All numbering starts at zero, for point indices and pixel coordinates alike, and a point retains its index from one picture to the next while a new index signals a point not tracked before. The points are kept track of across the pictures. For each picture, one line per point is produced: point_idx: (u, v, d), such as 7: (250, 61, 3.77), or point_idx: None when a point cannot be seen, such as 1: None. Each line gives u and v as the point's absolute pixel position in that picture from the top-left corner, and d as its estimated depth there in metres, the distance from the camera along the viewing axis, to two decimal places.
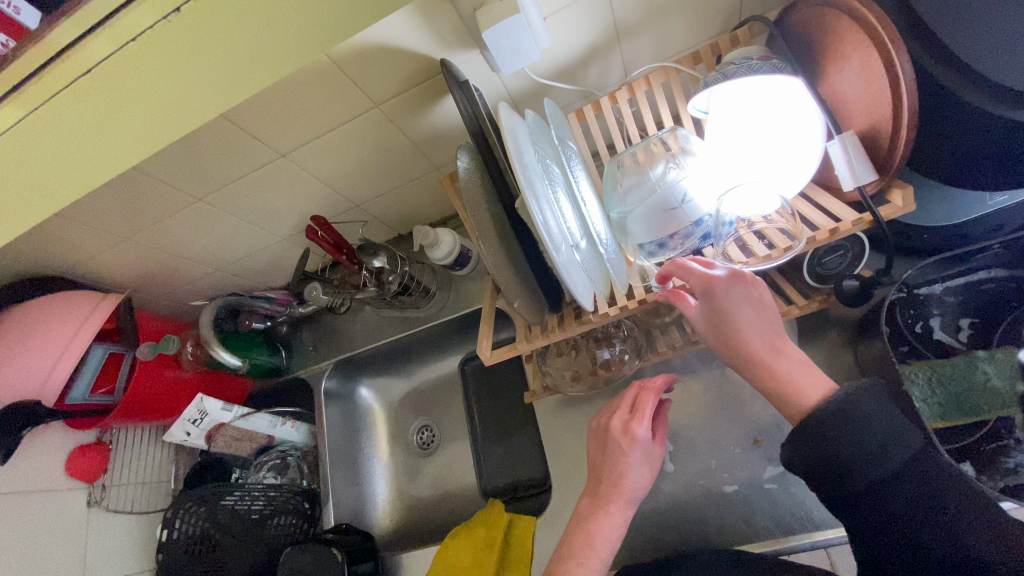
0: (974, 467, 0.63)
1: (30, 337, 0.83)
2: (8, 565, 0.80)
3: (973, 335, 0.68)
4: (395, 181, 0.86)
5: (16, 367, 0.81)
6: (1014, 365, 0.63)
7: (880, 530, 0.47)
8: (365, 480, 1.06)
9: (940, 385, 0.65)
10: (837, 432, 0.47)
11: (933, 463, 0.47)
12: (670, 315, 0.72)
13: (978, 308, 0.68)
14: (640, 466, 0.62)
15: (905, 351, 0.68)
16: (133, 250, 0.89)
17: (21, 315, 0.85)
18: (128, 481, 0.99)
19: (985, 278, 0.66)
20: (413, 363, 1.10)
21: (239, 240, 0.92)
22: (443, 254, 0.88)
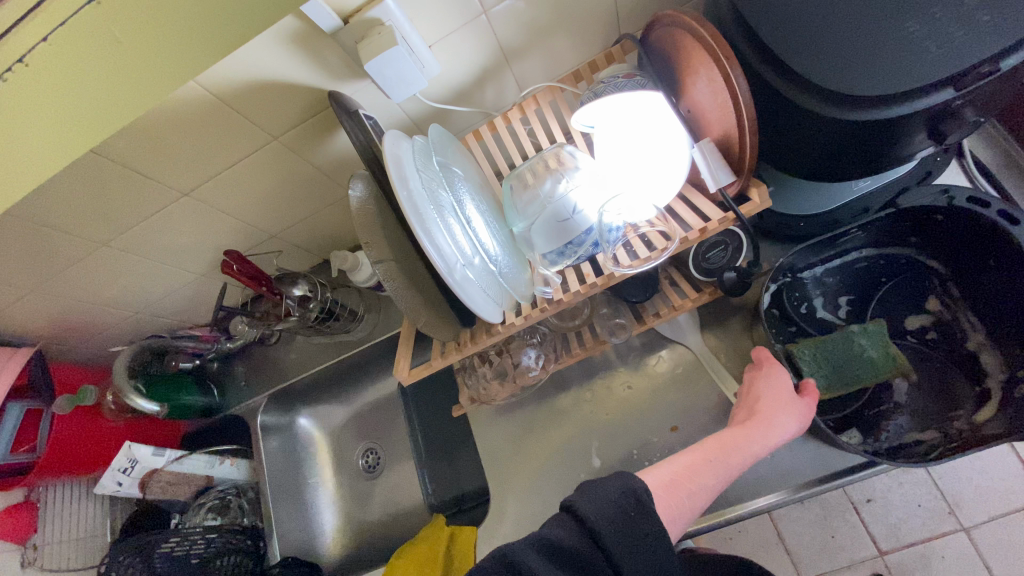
0: (861, 432, 0.69)
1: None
2: None
3: (851, 310, 0.76)
4: (309, 208, 0.86)
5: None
6: (882, 334, 0.70)
7: None
8: (311, 511, 1.05)
9: (826, 359, 0.70)
10: None
11: None
12: (579, 317, 0.76)
13: (854, 285, 0.76)
14: (791, 407, 0.64)
15: (790, 331, 0.74)
16: (41, 301, 0.87)
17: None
18: (59, 540, 0.95)
19: (856, 258, 0.76)
20: (353, 387, 1.10)
21: (155, 280, 0.91)
22: (365, 276, 0.89)
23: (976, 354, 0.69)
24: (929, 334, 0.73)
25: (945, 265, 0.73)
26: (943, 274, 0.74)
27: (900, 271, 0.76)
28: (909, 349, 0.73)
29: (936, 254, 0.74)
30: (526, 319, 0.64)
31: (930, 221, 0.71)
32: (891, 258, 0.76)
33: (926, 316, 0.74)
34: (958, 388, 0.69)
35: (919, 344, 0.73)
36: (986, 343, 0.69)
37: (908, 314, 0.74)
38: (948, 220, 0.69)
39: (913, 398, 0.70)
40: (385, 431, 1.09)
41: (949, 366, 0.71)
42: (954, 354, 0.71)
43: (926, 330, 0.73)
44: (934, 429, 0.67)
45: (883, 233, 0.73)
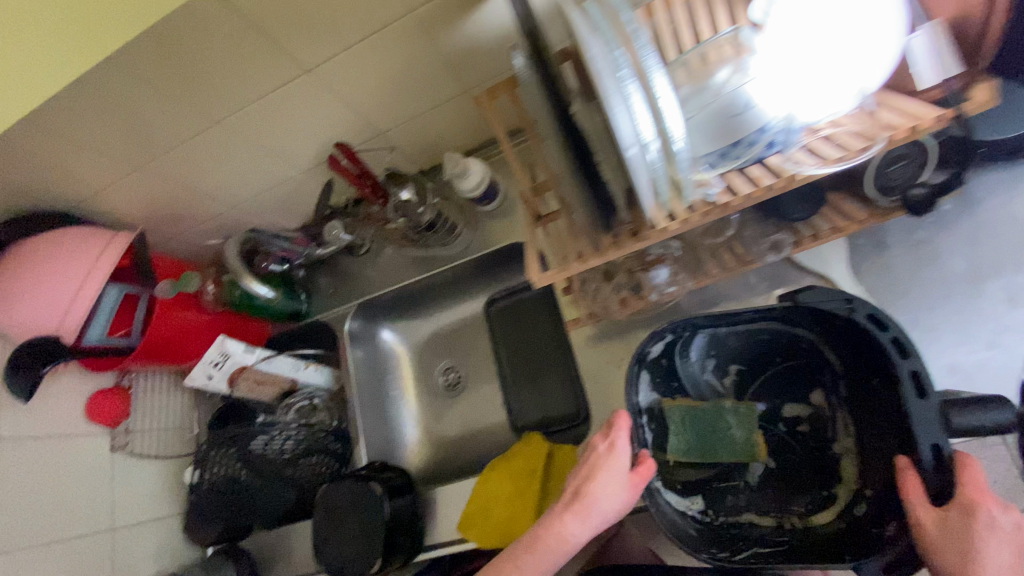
0: (704, 499, 0.75)
1: (28, 282, 0.76)
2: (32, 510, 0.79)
3: (736, 380, 0.80)
4: (421, 105, 0.81)
5: (17, 317, 0.75)
6: (750, 420, 0.77)
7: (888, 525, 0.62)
8: (391, 421, 1.05)
9: (691, 425, 0.76)
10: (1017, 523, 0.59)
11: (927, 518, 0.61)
12: (721, 235, 0.69)
13: (753, 358, 0.78)
14: (612, 493, 0.65)
15: (673, 388, 0.79)
16: (142, 181, 0.85)
17: (6, 261, 0.77)
18: (152, 428, 0.97)
19: (761, 331, 0.75)
20: (435, 303, 1.09)
21: (255, 171, 0.88)
22: (472, 185, 0.84)
23: (838, 458, 0.72)
24: (800, 425, 0.76)
25: (841, 362, 0.72)
26: (836, 369, 0.73)
27: (796, 356, 0.77)
28: (777, 436, 0.77)
29: (838, 351, 0.72)
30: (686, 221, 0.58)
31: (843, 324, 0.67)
32: (792, 339, 0.75)
33: (804, 409, 0.76)
34: (817, 486, 0.72)
35: (785, 435, 0.77)
36: (849, 450, 0.72)
37: (788, 401, 0.78)
38: (850, 328, 0.65)
39: (767, 480, 0.76)
40: (467, 350, 1.07)
41: (806, 460, 0.75)
42: (822, 455, 0.74)
43: (797, 421, 0.77)
44: (770, 517, 0.73)
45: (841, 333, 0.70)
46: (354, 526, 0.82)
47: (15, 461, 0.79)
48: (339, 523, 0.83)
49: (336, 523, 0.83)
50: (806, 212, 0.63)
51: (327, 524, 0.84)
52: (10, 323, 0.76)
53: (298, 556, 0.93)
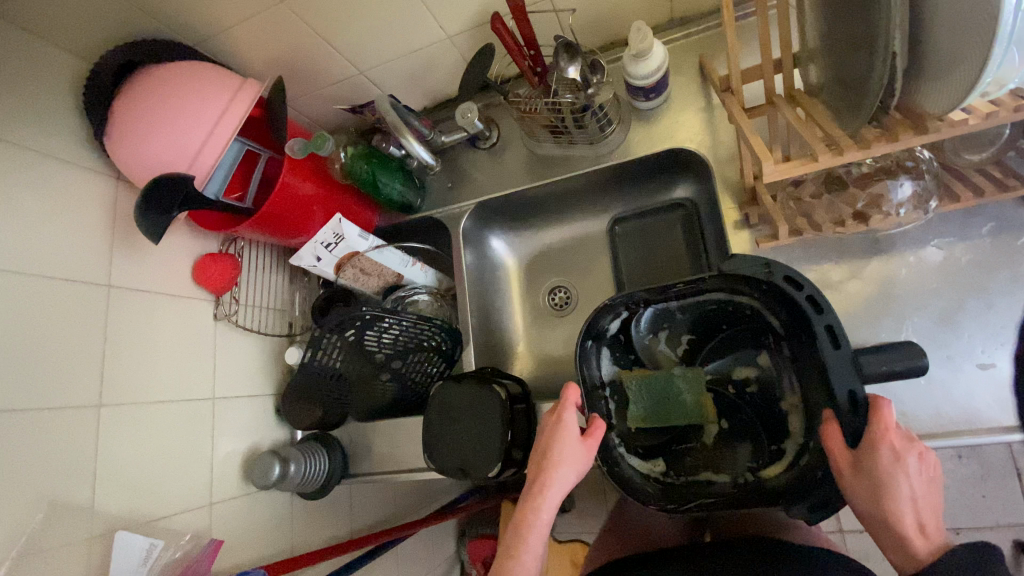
0: (665, 462, 0.71)
1: (157, 116, 0.66)
2: (139, 366, 0.74)
3: (688, 350, 0.75)
4: None
5: (141, 153, 0.67)
6: (700, 382, 0.73)
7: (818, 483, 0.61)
8: (495, 334, 0.98)
9: (646, 392, 0.72)
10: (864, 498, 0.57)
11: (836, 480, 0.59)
12: (985, 152, 0.58)
13: (698, 325, 0.74)
14: (573, 459, 0.63)
15: (630, 359, 0.75)
16: (277, 23, 0.75)
17: (134, 91, 0.68)
18: (252, 303, 0.91)
19: (708, 300, 0.70)
20: (555, 215, 0.99)
21: (401, 27, 0.77)
22: (646, 73, 0.73)
23: (785, 414, 0.67)
24: (749, 387, 0.72)
25: (783, 324, 0.66)
26: (780, 333, 0.67)
27: (744, 321, 0.70)
28: (724, 399, 0.73)
29: (777, 311, 0.66)
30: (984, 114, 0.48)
31: (789, 295, 0.61)
32: (737, 306, 0.69)
33: (753, 370, 0.71)
34: (764, 440, 0.69)
35: (734, 396, 0.72)
36: (797, 405, 0.66)
37: (735, 363, 0.73)
38: (771, 290, 0.62)
39: (725, 437, 0.71)
40: (582, 269, 0.99)
41: (758, 423, 0.70)
42: (769, 409, 0.69)
43: (747, 384, 0.72)
44: (726, 472, 0.68)
45: (782, 299, 0.63)
46: (470, 431, 0.78)
47: (131, 309, 0.74)
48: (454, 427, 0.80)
49: (450, 428, 0.79)
50: None
51: (441, 426, 0.80)
52: (134, 160, 0.67)
53: (394, 454, 0.89)
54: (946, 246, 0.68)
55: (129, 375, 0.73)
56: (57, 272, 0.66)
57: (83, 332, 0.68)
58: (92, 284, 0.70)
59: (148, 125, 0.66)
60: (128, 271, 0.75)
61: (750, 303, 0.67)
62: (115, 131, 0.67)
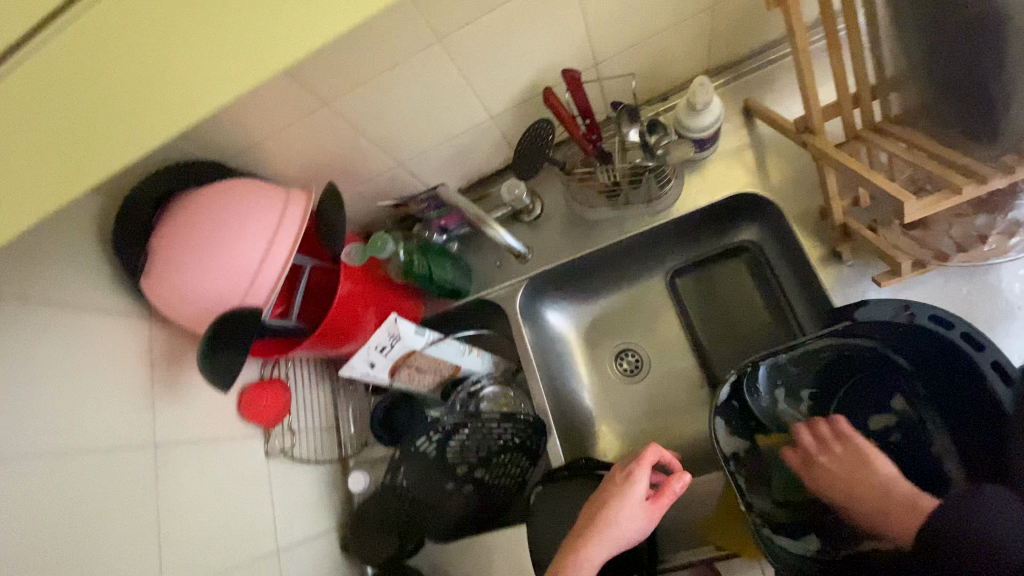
0: (820, 538, 0.63)
1: (206, 246, 0.59)
2: (199, 535, 0.62)
3: (812, 404, 0.70)
4: (659, 24, 0.67)
5: (194, 289, 0.59)
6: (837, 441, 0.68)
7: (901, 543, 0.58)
8: (571, 414, 0.90)
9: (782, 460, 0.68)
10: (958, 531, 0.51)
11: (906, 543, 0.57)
12: None
13: (820, 378, 0.69)
14: (627, 519, 0.59)
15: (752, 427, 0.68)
16: (314, 130, 0.69)
17: (176, 222, 0.61)
18: (303, 427, 0.81)
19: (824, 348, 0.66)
20: (611, 278, 0.94)
21: (443, 112, 0.72)
22: (706, 123, 0.70)
23: (938, 460, 0.61)
24: (891, 437, 0.65)
25: (913, 363, 0.62)
26: (913, 372, 0.63)
27: (866, 365, 0.66)
28: None
29: (903, 350, 0.62)
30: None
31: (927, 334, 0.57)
32: (856, 351, 0.65)
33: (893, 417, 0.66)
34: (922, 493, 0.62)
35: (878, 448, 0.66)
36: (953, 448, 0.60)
37: (869, 414, 0.67)
38: (906, 328, 0.58)
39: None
40: (649, 328, 0.92)
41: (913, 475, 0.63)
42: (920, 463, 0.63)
43: (889, 434, 0.66)
44: None
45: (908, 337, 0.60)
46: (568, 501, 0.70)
47: (183, 467, 0.63)
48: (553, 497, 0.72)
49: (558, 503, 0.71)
50: None
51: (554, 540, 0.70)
52: (186, 297, 0.60)
53: None
54: None
55: (191, 546, 0.61)
56: (100, 441, 0.56)
57: (137, 510, 0.57)
58: (139, 446, 0.60)
59: (193, 259, 0.59)
60: (174, 422, 0.64)
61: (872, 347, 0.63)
62: (163, 268, 0.60)
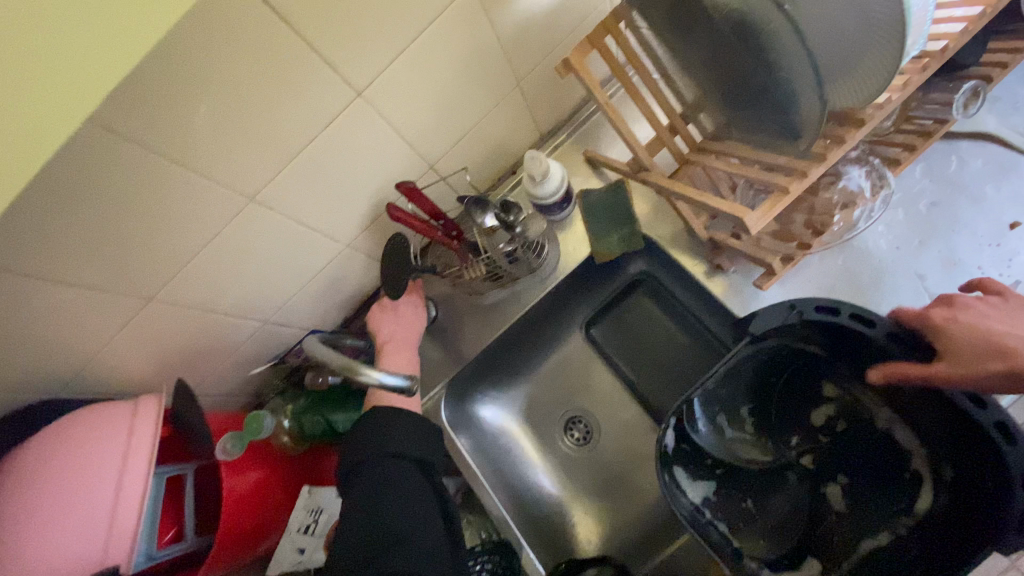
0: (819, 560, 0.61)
1: (41, 503, 0.51)
2: None
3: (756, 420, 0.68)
4: (475, 115, 0.68)
5: (43, 561, 0.50)
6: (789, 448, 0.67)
7: (852, 472, 0.62)
8: (538, 511, 0.83)
9: (746, 486, 0.67)
10: (850, 446, 0.62)
11: (848, 460, 0.63)
12: (889, 118, 0.61)
13: (749, 392, 0.67)
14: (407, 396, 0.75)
15: (709, 465, 0.66)
16: (150, 327, 0.61)
17: (3, 485, 0.52)
18: None
19: (742, 366, 0.63)
20: (530, 354, 0.89)
21: (291, 262, 0.67)
22: (552, 188, 0.70)
23: (891, 434, 0.58)
24: (838, 427, 0.63)
25: (822, 346, 0.60)
26: (824, 354, 0.61)
27: (789, 363, 0.64)
28: (825, 451, 0.65)
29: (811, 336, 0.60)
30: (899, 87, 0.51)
31: (827, 325, 0.57)
32: (773, 355, 0.63)
33: (828, 405, 0.64)
34: (894, 477, 0.58)
35: (833, 442, 0.64)
36: (896, 419, 0.57)
37: (810, 409, 0.66)
38: (791, 332, 0.60)
39: (854, 491, 0.62)
40: (586, 390, 0.88)
41: (875, 463, 0.60)
42: (872, 439, 0.60)
43: (834, 423, 0.64)
44: (884, 531, 0.58)
45: (805, 330, 0.59)
46: (418, 442, 0.65)
47: None
48: (427, 495, 0.61)
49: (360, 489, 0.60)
50: (976, 54, 0.57)
51: None
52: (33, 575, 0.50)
53: None
54: (903, 203, 0.66)
55: None
56: None
57: None
58: None
59: (28, 531, 0.50)
60: None
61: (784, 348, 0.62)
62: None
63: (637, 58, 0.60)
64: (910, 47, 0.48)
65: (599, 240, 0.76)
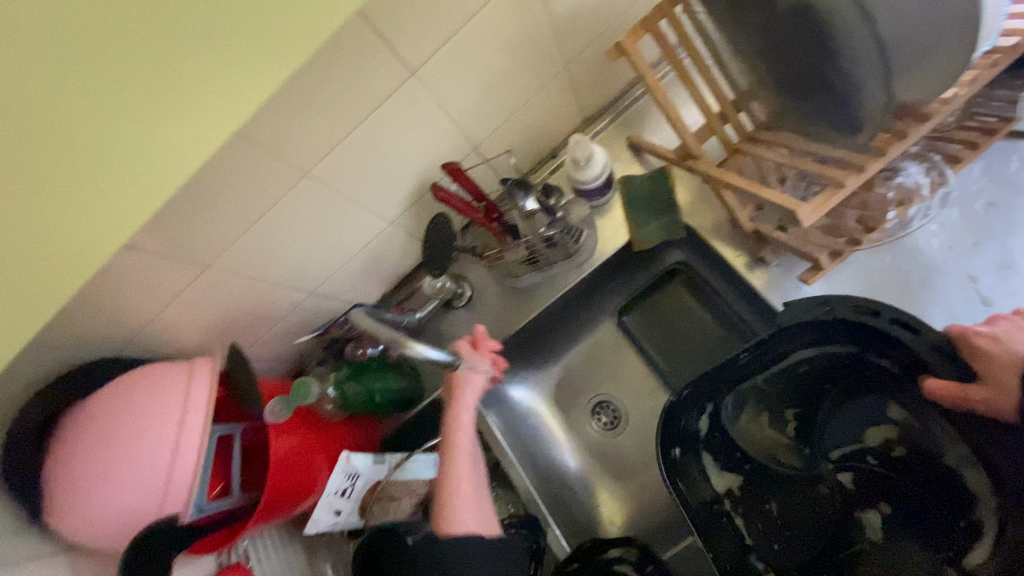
0: None
1: (107, 454, 0.54)
2: None
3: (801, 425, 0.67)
4: (522, 96, 0.68)
5: (110, 505, 0.54)
6: (838, 465, 0.65)
7: (902, 505, 0.59)
8: (563, 493, 0.84)
9: (779, 495, 0.66)
10: (904, 478, 0.59)
11: (902, 493, 0.59)
12: (951, 114, 0.59)
13: (794, 394, 0.66)
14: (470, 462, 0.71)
15: (738, 459, 0.67)
16: (206, 293, 0.64)
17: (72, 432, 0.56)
18: None
19: (792, 364, 0.63)
20: (562, 338, 0.90)
21: (337, 237, 0.69)
22: (596, 174, 0.70)
23: (958, 474, 0.53)
24: (895, 453, 0.60)
25: (891, 362, 0.56)
26: (895, 373, 0.57)
27: (846, 371, 0.62)
28: (874, 475, 0.62)
29: (878, 347, 0.57)
30: (965, 81, 0.50)
31: (883, 333, 0.55)
32: (830, 359, 0.61)
33: (887, 429, 0.60)
34: (948, 522, 0.54)
35: (882, 469, 0.61)
36: (967, 460, 0.52)
37: (866, 429, 0.62)
38: (845, 333, 0.59)
39: (897, 524, 0.60)
40: (616, 376, 0.89)
41: (931, 504, 0.56)
42: (930, 473, 0.56)
43: (891, 449, 0.60)
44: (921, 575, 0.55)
45: (860, 334, 0.58)
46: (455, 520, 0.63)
47: None
48: None
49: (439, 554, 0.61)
50: None
51: None
52: (101, 518, 0.54)
53: None
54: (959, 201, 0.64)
55: None
56: None
57: None
58: None
59: (96, 477, 0.54)
60: None
61: (841, 351, 0.60)
62: (66, 494, 0.54)
63: (691, 43, 0.59)
64: (982, 41, 0.46)
65: (639, 227, 0.76)
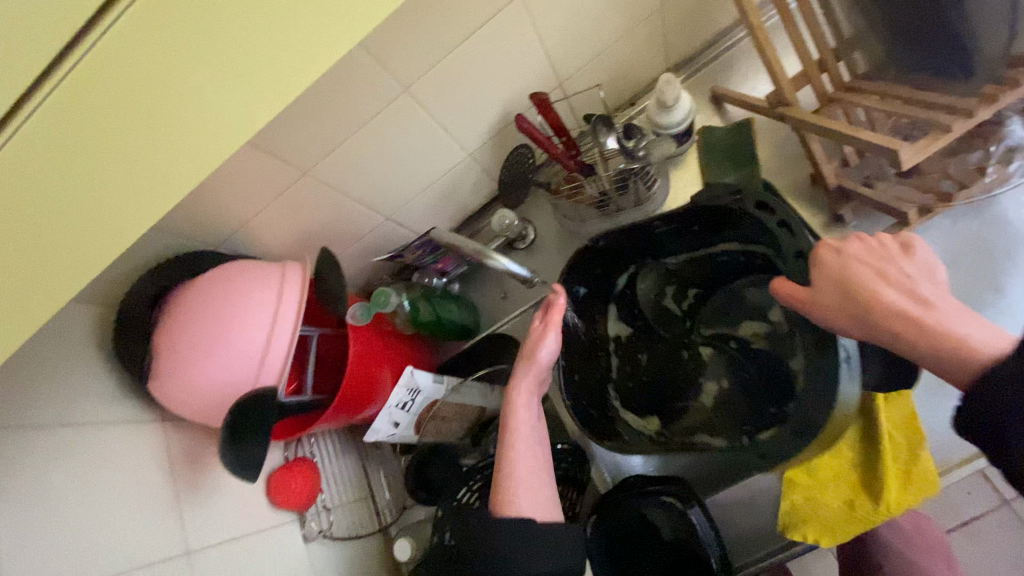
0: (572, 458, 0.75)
1: (211, 331, 0.59)
2: None
3: (697, 301, 0.77)
4: (615, 34, 0.69)
5: (209, 379, 0.59)
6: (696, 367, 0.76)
7: (744, 385, 0.72)
8: None
9: (652, 363, 0.77)
10: (777, 366, 0.69)
11: (742, 373, 0.73)
12: None
13: (703, 276, 0.76)
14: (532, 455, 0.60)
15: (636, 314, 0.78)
16: (299, 200, 0.68)
17: (178, 310, 0.60)
18: (340, 503, 0.78)
19: (720, 252, 0.72)
20: None
21: (420, 161, 0.72)
22: (680, 117, 0.70)
23: (789, 369, 0.67)
24: (756, 344, 0.72)
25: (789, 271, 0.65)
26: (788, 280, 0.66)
27: (743, 268, 0.72)
28: (727, 355, 0.75)
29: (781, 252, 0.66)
30: None
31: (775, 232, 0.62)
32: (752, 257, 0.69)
33: (762, 325, 0.72)
34: (771, 392, 0.69)
35: (737, 352, 0.74)
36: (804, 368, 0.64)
37: (743, 320, 0.74)
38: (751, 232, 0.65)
39: (728, 391, 0.74)
40: None
41: (758, 383, 0.71)
42: (775, 369, 0.69)
43: (752, 339, 0.73)
44: (722, 434, 0.71)
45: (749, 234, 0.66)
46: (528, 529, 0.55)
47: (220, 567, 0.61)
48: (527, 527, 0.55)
49: (498, 537, 0.52)
50: None
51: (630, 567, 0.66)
52: (198, 389, 0.59)
53: None
54: None
55: None
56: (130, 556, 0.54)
57: None
58: (169, 559, 0.57)
59: (199, 352, 0.58)
60: (203, 525, 0.62)
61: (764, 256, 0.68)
62: (173, 363, 0.59)
63: None
64: None
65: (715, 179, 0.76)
